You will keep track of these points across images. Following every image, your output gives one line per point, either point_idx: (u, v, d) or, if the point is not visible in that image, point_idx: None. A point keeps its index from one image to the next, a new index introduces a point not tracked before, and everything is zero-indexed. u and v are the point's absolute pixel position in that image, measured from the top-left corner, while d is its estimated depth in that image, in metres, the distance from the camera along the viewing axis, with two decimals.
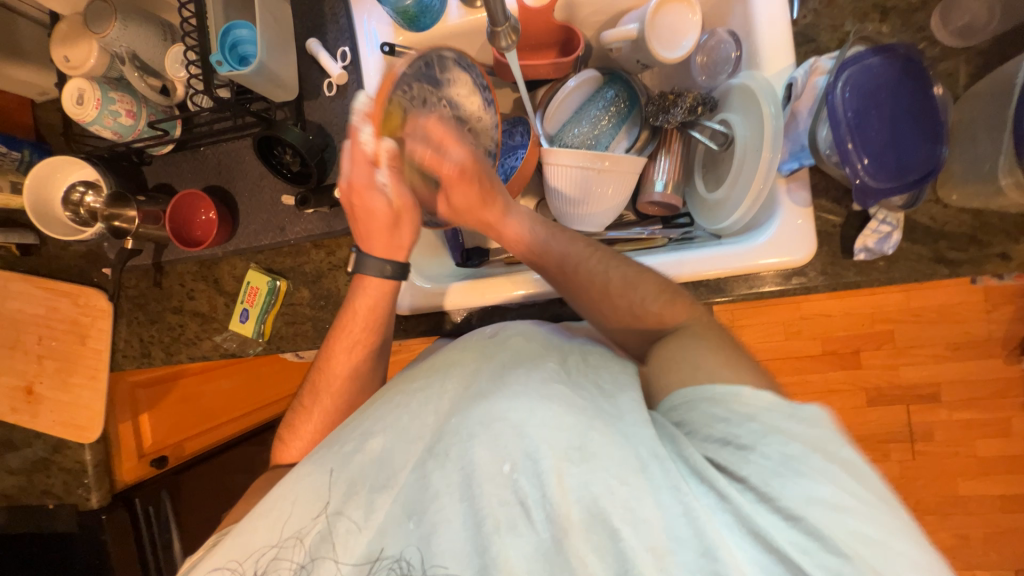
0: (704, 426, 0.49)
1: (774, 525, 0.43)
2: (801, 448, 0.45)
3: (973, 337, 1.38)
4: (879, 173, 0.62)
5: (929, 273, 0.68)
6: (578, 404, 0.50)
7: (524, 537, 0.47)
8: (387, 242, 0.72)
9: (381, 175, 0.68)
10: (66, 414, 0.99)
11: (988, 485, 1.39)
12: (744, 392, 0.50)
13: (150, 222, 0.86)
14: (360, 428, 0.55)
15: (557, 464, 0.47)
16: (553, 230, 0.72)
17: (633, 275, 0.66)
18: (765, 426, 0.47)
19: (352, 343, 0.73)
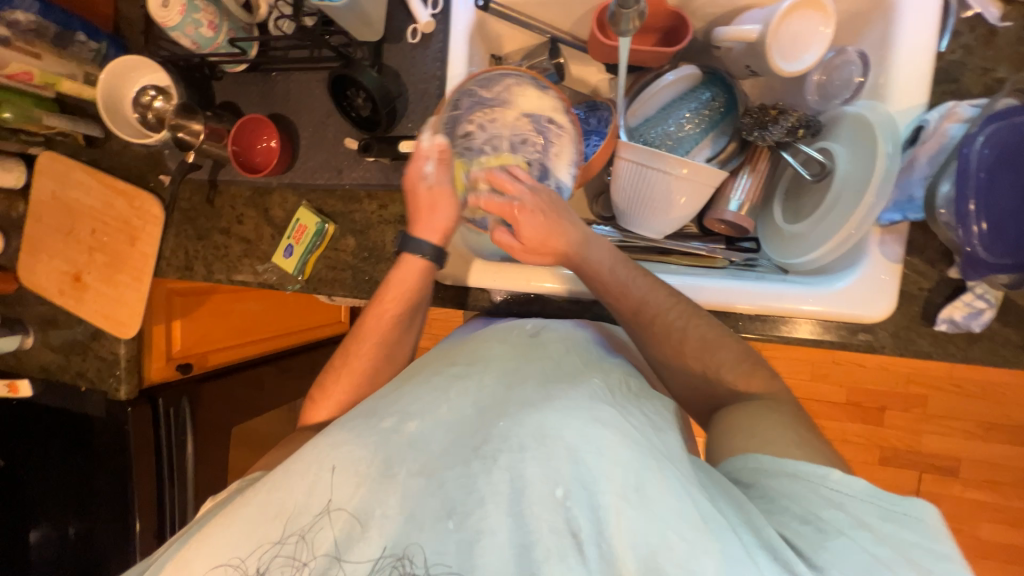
0: (785, 499, 0.47)
1: None
2: (890, 553, 0.42)
3: (1013, 421, 1.31)
4: (995, 245, 0.55)
5: (1014, 359, 0.63)
6: (632, 437, 0.48)
7: (573, 573, 0.43)
8: (425, 220, 0.70)
9: (428, 166, 0.68)
10: (109, 307, 1.04)
11: (985, 569, 1.35)
12: (832, 475, 0.47)
13: (213, 140, 0.86)
14: (399, 406, 0.55)
15: (615, 502, 0.44)
16: (633, 271, 0.65)
17: (712, 337, 0.62)
18: (857, 521, 0.44)
19: (377, 314, 0.73)
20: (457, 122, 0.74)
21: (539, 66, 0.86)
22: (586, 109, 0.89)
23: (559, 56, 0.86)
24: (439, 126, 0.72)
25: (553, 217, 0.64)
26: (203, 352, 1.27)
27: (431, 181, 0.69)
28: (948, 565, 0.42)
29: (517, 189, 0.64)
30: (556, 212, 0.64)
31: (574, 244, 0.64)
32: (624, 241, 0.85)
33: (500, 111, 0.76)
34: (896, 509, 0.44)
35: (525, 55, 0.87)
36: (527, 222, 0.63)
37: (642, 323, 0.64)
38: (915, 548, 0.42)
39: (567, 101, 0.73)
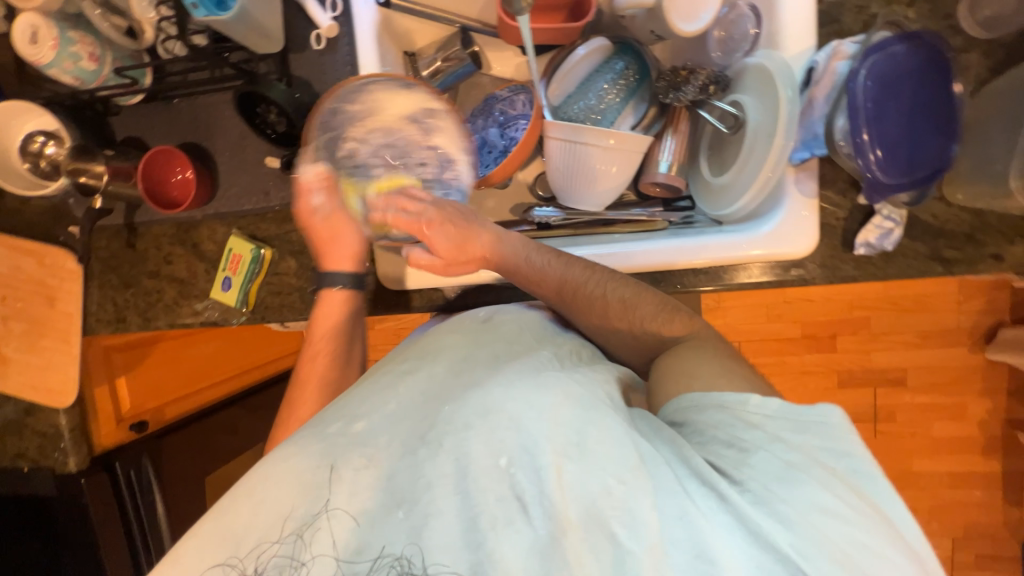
0: (710, 428, 0.51)
1: (772, 526, 0.42)
2: (803, 458, 0.46)
3: (943, 326, 1.44)
4: (890, 167, 0.61)
5: (924, 270, 0.68)
6: (576, 396, 0.51)
7: (520, 534, 0.44)
8: (332, 254, 0.73)
9: (319, 198, 0.72)
10: (38, 377, 0.97)
11: (940, 463, 1.49)
12: (750, 400, 0.51)
13: (121, 179, 0.80)
14: (347, 409, 0.54)
15: (555, 461, 0.46)
16: (546, 253, 0.69)
17: (630, 296, 0.65)
18: (769, 434, 0.48)
19: (314, 355, 0.72)
20: (333, 143, 0.74)
21: (455, 56, 0.84)
22: (509, 94, 0.89)
23: (473, 45, 0.85)
24: (316, 156, 0.72)
25: (460, 225, 0.70)
26: (159, 406, 1.21)
27: (324, 213, 0.72)
28: (850, 461, 0.46)
29: (424, 201, 0.71)
30: (462, 220, 0.70)
31: (486, 246, 0.70)
32: (567, 219, 0.87)
33: (373, 118, 0.75)
34: (806, 420, 0.49)
35: (439, 47, 0.85)
36: (437, 238, 0.68)
37: (564, 298, 0.67)
38: (822, 452, 0.47)
39: (435, 93, 0.74)
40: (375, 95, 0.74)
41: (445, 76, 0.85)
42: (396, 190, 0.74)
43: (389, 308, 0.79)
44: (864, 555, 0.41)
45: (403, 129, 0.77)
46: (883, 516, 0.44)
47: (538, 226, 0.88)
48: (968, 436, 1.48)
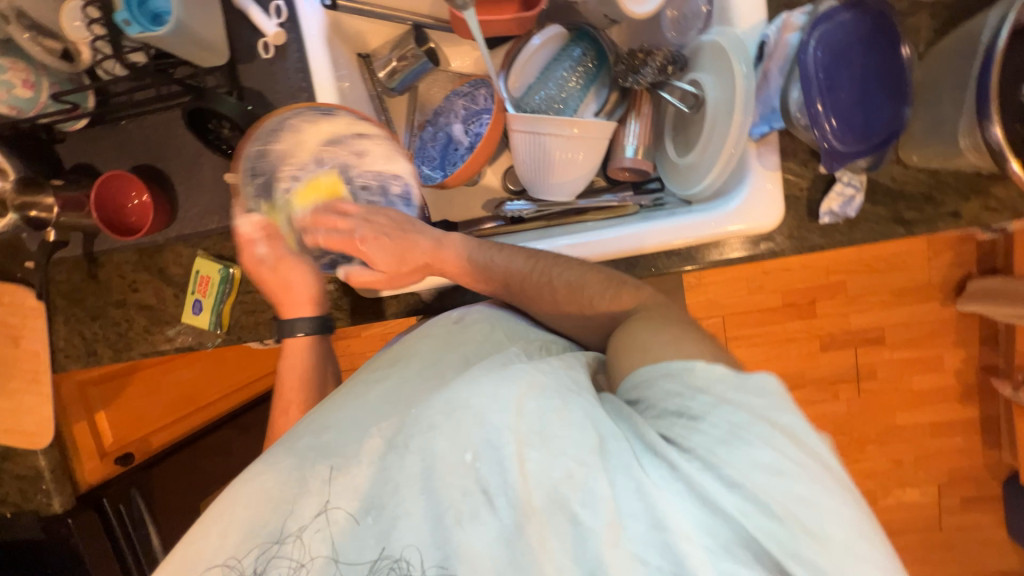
0: (660, 400, 0.49)
1: (717, 489, 0.42)
2: (748, 418, 0.45)
3: (916, 283, 1.48)
4: (846, 135, 0.61)
5: (887, 233, 0.70)
6: (542, 384, 0.50)
7: (485, 525, 0.45)
8: (288, 301, 0.75)
9: (262, 248, 0.73)
10: (12, 420, 0.94)
11: (921, 414, 1.54)
12: (697, 366, 0.50)
13: (71, 209, 0.78)
14: (319, 422, 0.55)
15: (517, 449, 0.46)
16: (490, 246, 0.71)
17: (576, 278, 0.65)
18: (716, 397, 0.47)
19: (285, 407, 0.76)
20: (267, 185, 0.74)
21: (411, 54, 0.84)
22: (470, 89, 0.90)
23: (427, 42, 0.84)
24: (253, 206, 0.73)
25: (398, 236, 0.73)
26: (144, 435, 1.18)
27: (271, 263, 0.74)
28: (790, 414, 0.45)
29: (353, 215, 0.75)
30: (400, 226, 0.74)
31: (427, 252, 0.72)
32: (539, 211, 0.87)
33: (298, 149, 0.75)
34: (745, 382, 0.47)
35: (393, 46, 0.84)
36: (375, 253, 0.72)
37: (512, 289, 0.69)
38: (763, 408, 0.46)
39: (361, 115, 0.70)
40: (296, 124, 0.71)
41: (402, 75, 0.86)
42: (319, 203, 0.77)
43: (367, 316, 0.78)
44: (799, 506, 0.41)
45: (331, 154, 0.77)
46: (822, 464, 0.44)
47: (509, 220, 0.87)
48: (947, 386, 1.53)
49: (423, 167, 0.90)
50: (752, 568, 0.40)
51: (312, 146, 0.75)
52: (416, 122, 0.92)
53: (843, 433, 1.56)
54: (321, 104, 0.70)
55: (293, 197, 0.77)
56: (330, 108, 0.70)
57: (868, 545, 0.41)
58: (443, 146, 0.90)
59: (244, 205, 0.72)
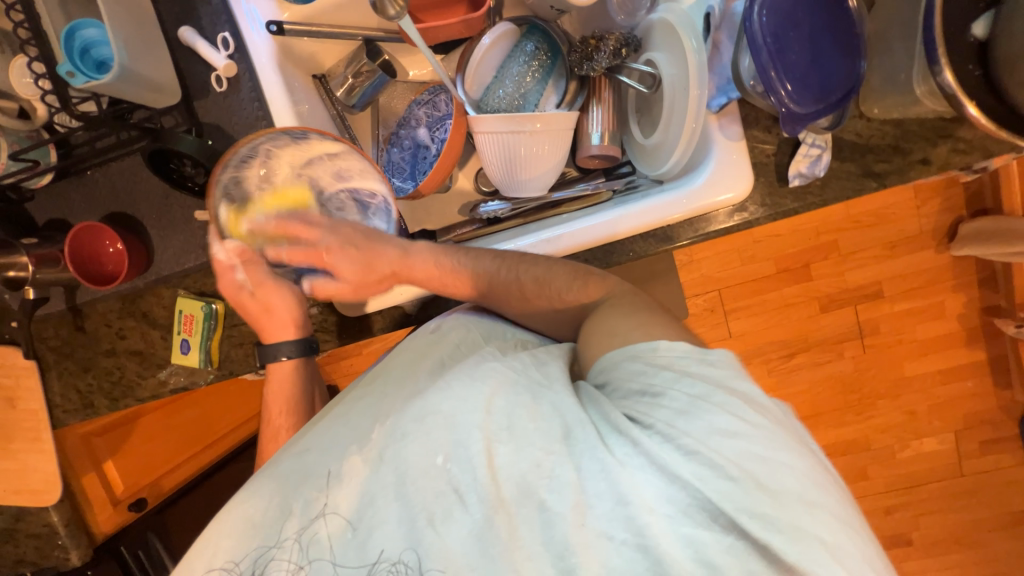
0: (625, 381, 0.50)
1: (675, 460, 0.43)
2: (706, 388, 0.46)
3: (908, 233, 1.47)
4: (802, 98, 0.61)
5: (858, 188, 0.69)
6: (510, 381, 0.51)
7: (458, 523, 0.45)
8: (269, 325, 0.75)
9: (240, 274, 0.73)
10: (19, 479, 0.94)
11: (929, 363, 1.53)
12: (659, 345, 0.51)
13: (49, 264, 0.78)
14: (298, 445, 0.55)
15: (485, 445, 0.46)
16: (458, 251, 0.69)
17: (543, 273, 0.65)
18: (678, 372, 0.48)
19: (275, 431, 0.76)
20: (238, 211, 0.74)
21: (366, 70, 0.83)
22: (429, 96, 0.90)
23: (381, 55, 0.84)
24: (230, 231, 0.72)
25: (365, 246, 0.70)
26: (154, 479, 1.20)
27: (250, 288, 0.73)
28: (744, 383, 0.47)
29: (319, 228, 0.71)
30: (367, 239, 0.71)
31: (393, 261, 0.70)
32: (515, 209, 0.87)
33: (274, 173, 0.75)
34: (706, 356, 0.49)
35: (348, 62, 0.83)
36: (340, 262, 0.70)
37: (482, 291, 0.68)
38: (722, 379, 0.47)
39: (329, 134, 0.71)
40: (270, 150, 0.71)
41: (361, 91, 0.85)
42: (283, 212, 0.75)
43: (353, 335, 0.78)
44: (756, 464, 0.42)
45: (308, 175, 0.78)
46: (778, 425, 0.45)
47: (486, 222, 0.88)
48: (951, 332, 1.52)
49: (395, 179, 0.90)
50: (711, 529, 0.41)
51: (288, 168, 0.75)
52: (382, 136, 0.91)
53: (853, 391, 1.55)
54: (292, 127, 0.70)
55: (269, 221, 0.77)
56: (319, 134, 0.71)
57: (820, 494, 0.42)
58: (412, 156, 0.89)
59: (220, 230, 0.71)
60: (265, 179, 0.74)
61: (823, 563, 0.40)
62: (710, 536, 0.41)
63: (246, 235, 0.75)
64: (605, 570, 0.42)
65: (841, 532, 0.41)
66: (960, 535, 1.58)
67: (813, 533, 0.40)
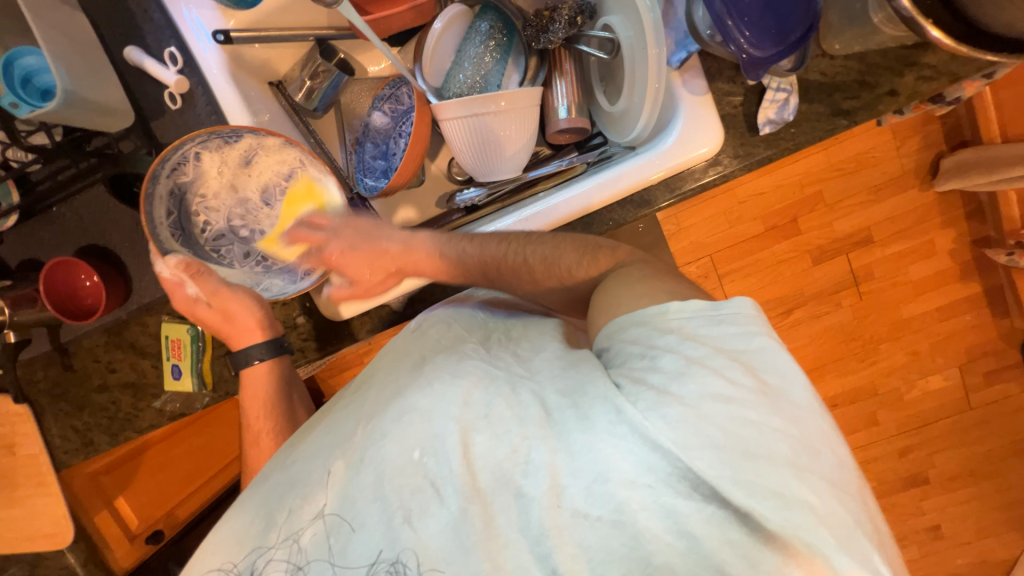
0: (621, 339, 0.50)
1: (659, 425, 0.42)
2: (708, 351, 0.46)
3: (890, 175, 1.47)
4: (762, 42, 0.61)
5: (830, 129, 0.68)
6: (489, 375, 0.51)
7: (435, 517, 0.45)
8: (234, 330, 0.74)
9: (190, 288, 0.71)
10: (31, 526, 0.94)
11: (926, 302, 1.54)
12: (671, 306, 0.50)
13: (26, 305, 0.77)
14: (284, 456, 0.55)
15: (461, 435, 0.47)
16: (461, 243, 0.70)
17: (550, 251, 0.64)
18: (682, 335, 0.47)
19: (256, 436, 0.75)
20: (182, 223, 0.74)
21: (322, 70, 0.84)
22: (391, 90, 0.88)
23: (336, 54, 0.84)
24: (171, 246, 0.72)
25: (365, 246, 0.72)
26: (169, 510, 1.19)
27: (204, 298, 0.72)
28: (756, 341, 0.47)
29: (327, 229, 0.74)
30: (369, 235, 0.73)
31: (398, 255, 0.72)
32: (491, 194, 0.86)
33: (209, 180, 0.73)
34: (719, 312, 0.48)
35: (302, 65, 0.83)
36: (348, 266, 0.72)
37: (490, 275, 0.68)
38: (731, 338, 0.47)
39: (258, 129, 0.69)
40: (199, 152, 0.70)
41: (320, 93, 0.85)
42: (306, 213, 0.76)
43: (345, 341, 0.77)
44: (742, 428, 0.42)
45: (249, 180, 0.76)
46: (777, 391, 0.44)
47: (465, 210, 0.86)
48: (945, 269, 1.52)
49: (367, 180, 0.87)
50: (690, 499, 0.41)
51: (226, 174, 0.74)
52: (349, 140, 0.89)
53: (854, 339, 1.55)
54: (219, 128, 0.68)
55: (214, 230, 0.77)
56: (256, 133, 0.70)
57: (808, 456, 0.42)
58: (382, 153, 0.88)
59: (160, 246, 0.70)
60: (204, 186, 0.74)
61: (802, 525, 0.39)
62: (689, 506, 0.41)
63: (192, 248, 0.75)
64: (579, 549, 0.43)
65: (828, 493, 0.41)
66: (976, 467, 1.59)
67: (799, 497, 0.40)
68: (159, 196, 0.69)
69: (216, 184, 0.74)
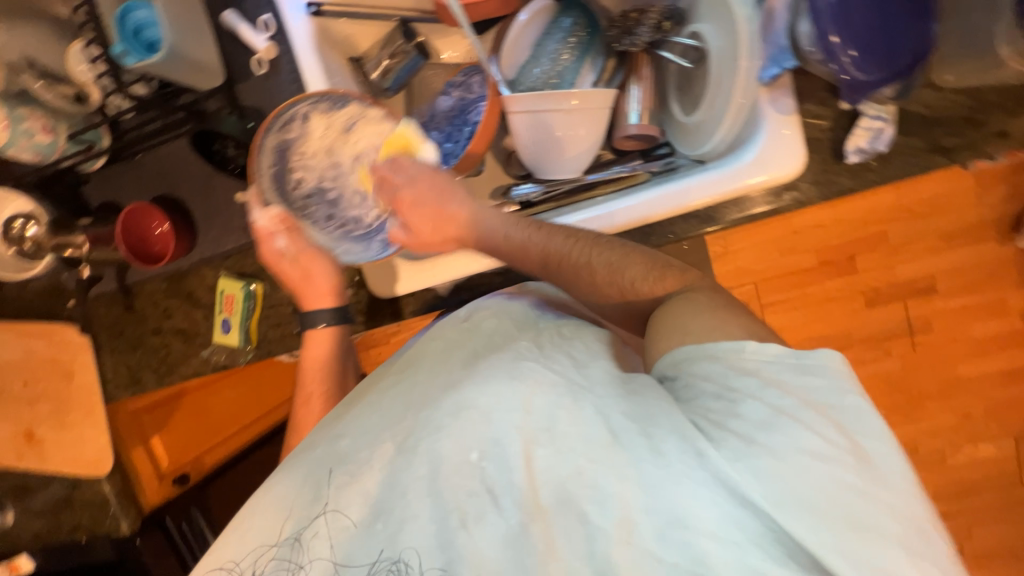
0: (699, 381, 0.48)
1: (745, 478, 0.41)
2: (792, 403, 0.44)
3: (967, 224, 1.37)
4: (868, 64, 0.58)
5: (927, 165, 0.64)
6: (553, 381, 0.49)
7: (492, 526, 0.45)
8: (307, 292, 0.75)
9: (280, 240, 0.74)
10: (75, 451, 0.99)
11: (987, 364, 1.43)
12: (748, 346, 0.48)
13: (103, 244, 0.82)
14: (331, 431, 0.56)
15: (524, 446, 0.46)
16: (527, 226, 0.66)
17: (617, 259, 0.62)
18: (764, 379, 0.46)
19: (308, 397, 0.75)
20: (280, 177, 0.76)
21: (401, 51, 0.84)
22: (463, 78, 0.88)
23: (416, 36, 0.84)
24: (271, 198, 0.75)
25: (438, 202, 0.69)
26: (197, 456, 1.24)
27: (291, 255, 0.74)
28: (842, 397, 0.45)
29: (407, 172, 0.71)
30: (442, 191, 0.69)
31: (464, 222, 0.69)
32: (547, 192, 0.83)
33: (311, 140, 0.76)
34: (801, 363, 0.47)
35: (382, 45, 0.84)
36: (413, 217, 0.69)
37: (549, 269, 0.64)
38: (813, 392, 0.45)
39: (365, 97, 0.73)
40: (307, 114, 0.74)
41: (395, 74, 0.85)
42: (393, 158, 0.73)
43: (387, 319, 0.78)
44: (840, 491, 0.40)
45: (348, 146, 0.77)
46: (865, 452, 0.43)
47: (519, 206, 0.84)
48: (1014, 331, 1.41)
49: None
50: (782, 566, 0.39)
51: (328, 139, 0.76)
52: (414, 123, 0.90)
53: (900, 392, 1.46)
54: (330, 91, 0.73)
55: (307, 190, 0.78)
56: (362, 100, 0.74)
57: (909, 530, 0.40)
58: (445, 138, 0.87)
59: (261, 195, 0.74)
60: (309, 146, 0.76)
61: None
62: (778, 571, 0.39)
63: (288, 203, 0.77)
64: None
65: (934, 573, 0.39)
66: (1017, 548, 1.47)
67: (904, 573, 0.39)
68: (271, 147, 0.73)
69: (317, 148, 0.77)
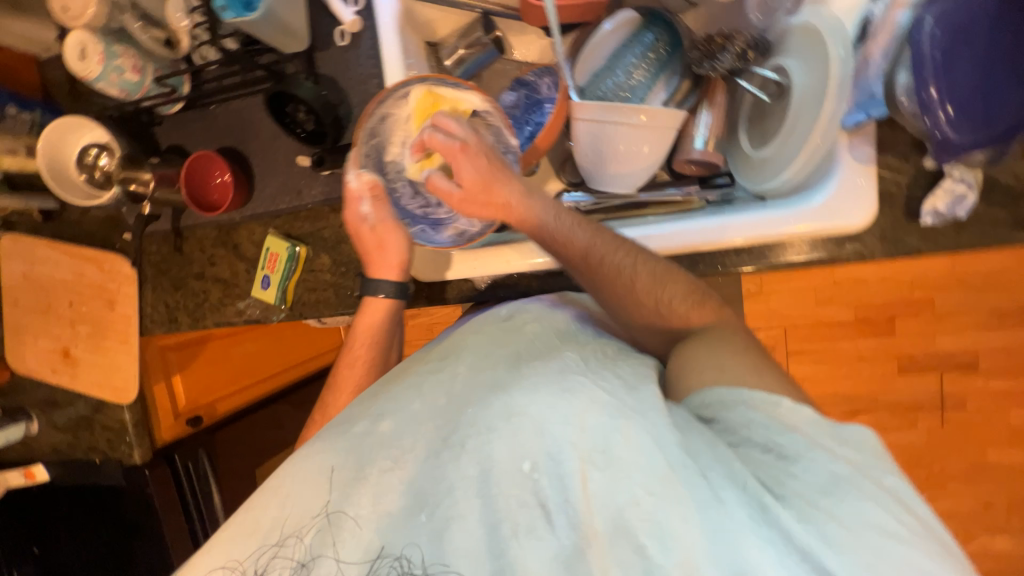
0: (743, 429, 0.47)
1: (819, 543, 0.39)
2: (849, 469, 0.43)
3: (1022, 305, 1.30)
4: (963, 123, 0.55)
5: (1005, 239, 0.61)
6: (603, 401, 0.48)
7: (544, 542, 0.44)
8: (380, 261, 0.74)
9: (365, 206, 0.74)
10: (104, 376, 1.03)
11: (1018, 454, 1.36)
12: (783, 403, 0.48)
13: (165, 185, 0.85)
14: (373, 409, 0.55)
15: (581, 468, 0.45)
16: (578, 220, 0.65)
17: (661, 272, 0.63)
18: (810, 439, 0.45)
19: (353, 359, 0.77)
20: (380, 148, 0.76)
21: (478, 42, 0.85)
22: (534, 77, 0.88)
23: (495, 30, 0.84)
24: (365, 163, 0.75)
25: (492, 166, 0.67)
26: (211, 402, 1.26)
27: (372, 222, 0.74)
28: (895, 477, 0.43)
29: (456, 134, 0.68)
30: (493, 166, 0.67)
31: (514, 196, 0.66)
32: (597, 203, 0.83)
33: (412, 118, 0.76)
34: (840, 432, 0.45)
35: (461, 34, 0.86)
36: (465, 168, 0.66)
37: (587, 266, 0.63)
38: (864, 463, 0.44)
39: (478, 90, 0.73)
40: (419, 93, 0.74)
41: (469, 62, 0.86)
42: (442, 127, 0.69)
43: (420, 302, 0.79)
44: None
45: None
46: (936, 535, 0.40)
47: None
48: None
49: None
50: None
51: None
52: None
53: (919, 466, 1.41)
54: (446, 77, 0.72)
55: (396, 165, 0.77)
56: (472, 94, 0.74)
57: None
58: None
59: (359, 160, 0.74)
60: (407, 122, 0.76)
61: None
62: None
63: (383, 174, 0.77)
64: None
65: None
66: None
67: None
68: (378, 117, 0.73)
69: None
